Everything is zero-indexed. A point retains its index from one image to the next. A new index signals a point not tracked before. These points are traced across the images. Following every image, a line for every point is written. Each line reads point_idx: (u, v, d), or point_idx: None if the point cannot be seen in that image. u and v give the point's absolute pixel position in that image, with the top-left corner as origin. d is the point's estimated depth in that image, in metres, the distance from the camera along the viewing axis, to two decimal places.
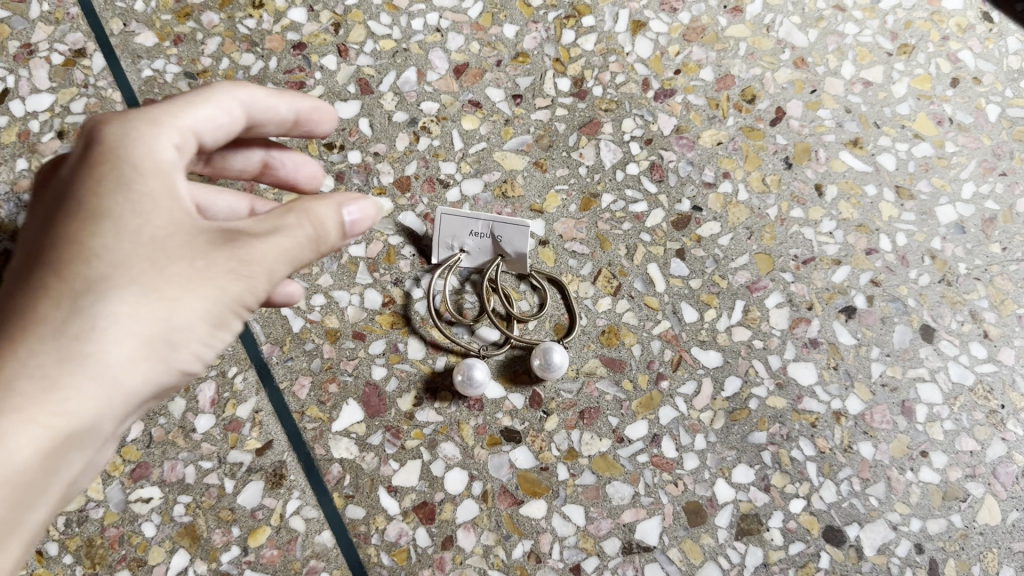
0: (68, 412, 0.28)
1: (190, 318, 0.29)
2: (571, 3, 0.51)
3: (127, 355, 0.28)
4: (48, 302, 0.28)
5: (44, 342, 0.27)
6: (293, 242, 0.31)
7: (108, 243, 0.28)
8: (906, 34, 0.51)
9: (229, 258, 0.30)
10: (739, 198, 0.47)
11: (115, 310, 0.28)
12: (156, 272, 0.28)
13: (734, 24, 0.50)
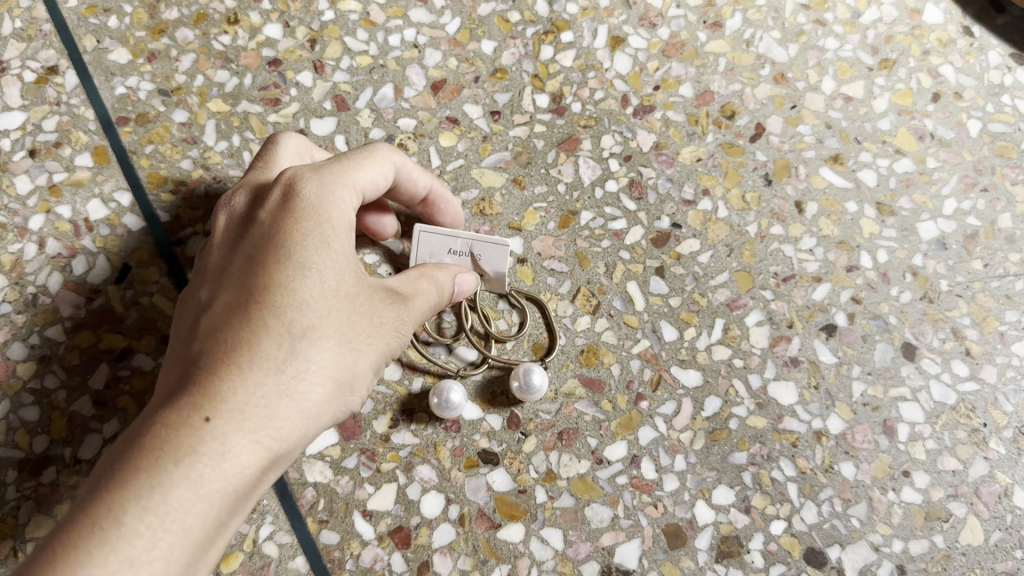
0: (282, 436, 0.32)
1: (371, 366, 0.35)
2: (550, 19, 0.50)
3: (325, 391, 0.34)
4: (269, 341, 0.33)
5: (268, 375, 0.32)
6: (429, 308, 0.38)
7: (315, 294, 0.34)
8: (886, 48, 0.51)
9: (396, 318, 0.36)
10: (719, 215, 0.46)
11: (323, 352, 0.33)
12: (348, 320, 0.34)
13: (713, 40, 0.50)
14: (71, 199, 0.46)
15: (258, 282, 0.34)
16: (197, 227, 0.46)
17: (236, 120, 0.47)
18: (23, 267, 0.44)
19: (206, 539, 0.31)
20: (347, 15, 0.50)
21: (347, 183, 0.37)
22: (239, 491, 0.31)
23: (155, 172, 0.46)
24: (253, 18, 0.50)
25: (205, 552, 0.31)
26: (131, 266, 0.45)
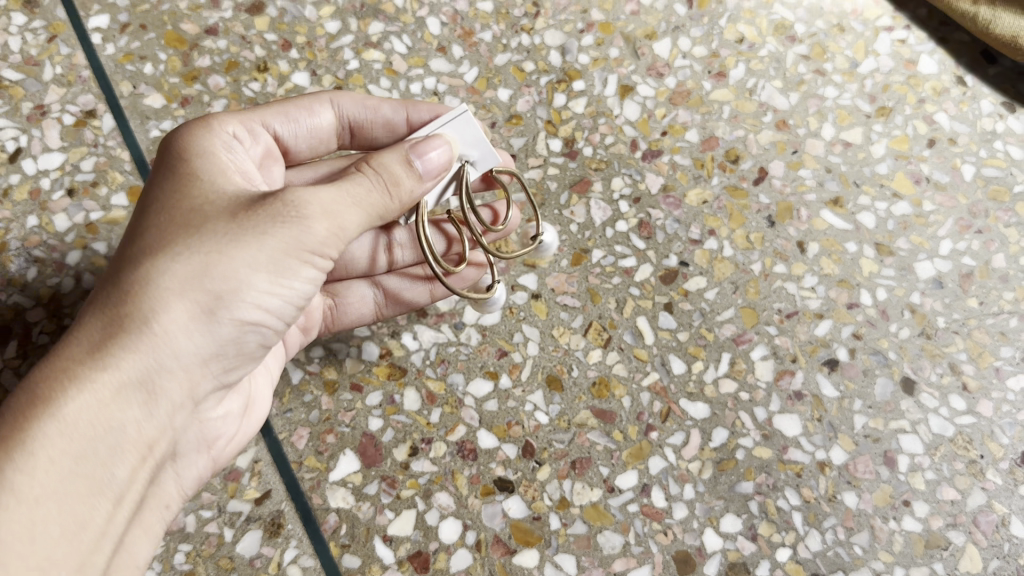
0: (114, 362, 0.35)
1: (240, 271, 0.36)
2: (562, 69, 0.53)
3: (172, 314, 0.35)
4: (104, 286, 0.36)
5: (97, 316, 0.35)
6: (358, 189, 0.38)
7: (148, 225, 0.37)
8: (883, 97, 0.54)
9: (264, 211, 0.36)
10: (724, 254, 0.49)
11: (156, 271, 0.35)
12: (184, 238, 0.36)
13: (718, 89, 0.53)
14: (107, 236, 0.48)
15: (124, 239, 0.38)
16: None
17: None
18: (61, 301, 0.46)
19: (53, 478, 0.33)
20: (371, 64, 0.53)
21: (209, 122, 0.41)
22: (73, 428, 0.34)
23: None
24: (282, 66, 0.53)
25: (63, 489, 0.34)
26: None
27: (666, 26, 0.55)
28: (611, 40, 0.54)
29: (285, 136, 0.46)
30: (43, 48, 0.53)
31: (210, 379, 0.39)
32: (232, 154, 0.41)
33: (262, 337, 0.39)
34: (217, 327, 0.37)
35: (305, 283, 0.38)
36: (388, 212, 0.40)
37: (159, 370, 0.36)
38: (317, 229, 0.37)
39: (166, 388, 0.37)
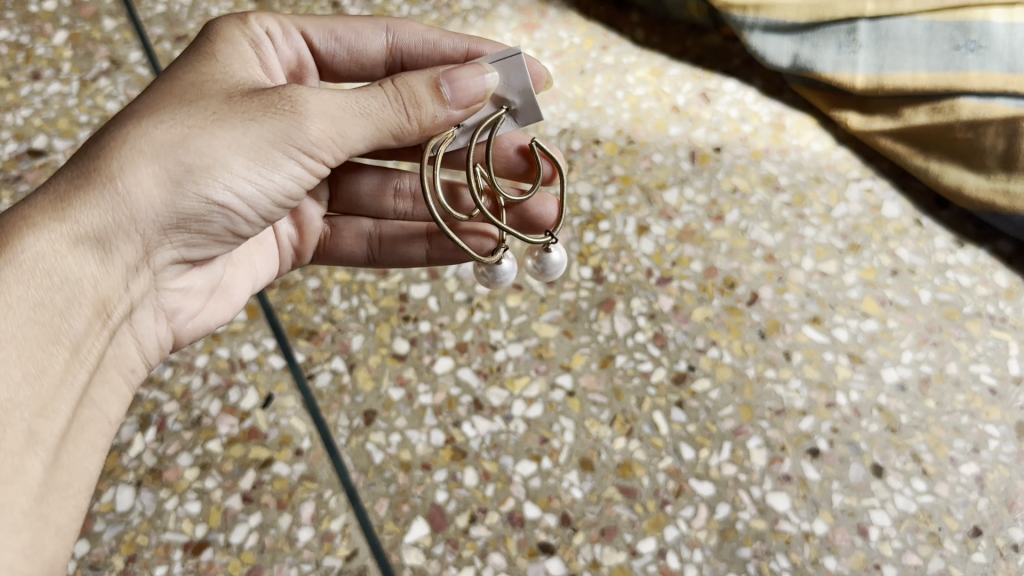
0: (80, 213, 0.45)
1: (217, 151, 0.47)
2: (591, 212, 0.66)
3: (141, 179, 0.46)
4: (99, 134, 0.47)
5: (82, 163, 0.46)
6: (371, 100, 0.48)
7: (153, 97, 0.48)
8: (854, 235, 0.66)
9: (251, 105, 0.48)
10: (725, 361, 0.60)
11: (145, 132, 0.46)
12: (175, 117, 0.47)
13: (717, 228, 0.66)
14: (229, 343, 0.60)
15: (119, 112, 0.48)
16: (324, 364, 0.59)
17: (355, 286, 0.62)
18: (190, 395, 0.58)
19: (13, 323, 0.43)
20: None
21: (248, 19, 0.56)
22: (43, 266, 0.44)
23: (293, 324, 0.61)
24: None
25: (25, 334, 0.43)
26: (274, 394, 0.58)
27: (675, 179, 0.68)
28: (630, 190, 0.67)
29: (341, 49, 0.61)
30: None
31: (169, 243, 0.50)
32: (258, 49, 0.55)
33: (223, 218, 0.50)
34: (181, 199, 0.47)
35: (280, 176, 0.49)
36: (407, 126, 0.50)
37: (116, 228, 0.46)
38: (304, 128, 0.48)
39: (121, 246, 0.47)
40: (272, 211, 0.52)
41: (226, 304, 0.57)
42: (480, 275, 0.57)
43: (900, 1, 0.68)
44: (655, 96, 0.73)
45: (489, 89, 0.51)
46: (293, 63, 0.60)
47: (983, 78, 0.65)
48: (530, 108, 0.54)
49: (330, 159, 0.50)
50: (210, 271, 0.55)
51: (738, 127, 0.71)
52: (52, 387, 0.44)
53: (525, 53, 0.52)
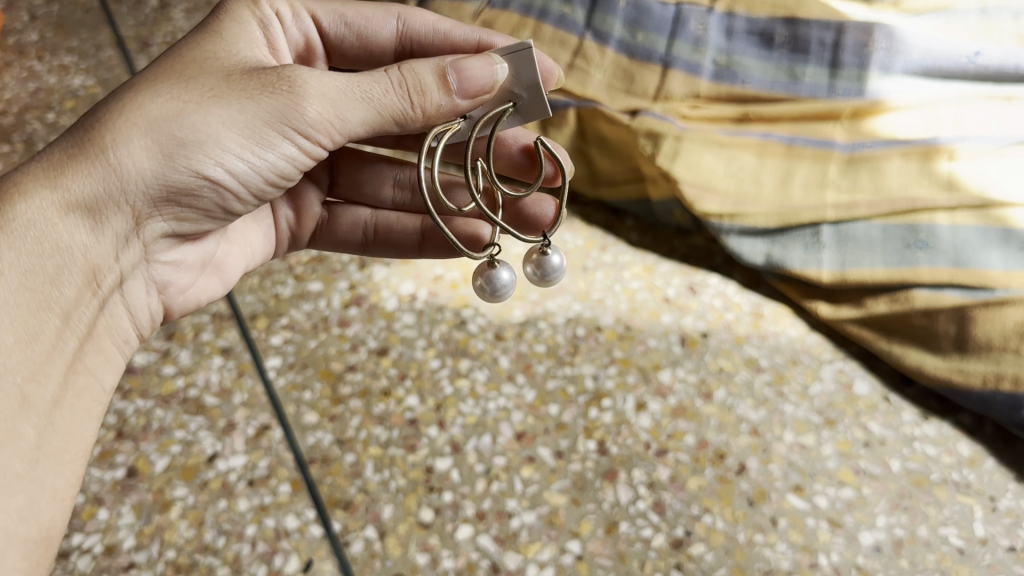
0: (75, 183, 0.55)
1: (210, 126, 0.56)
2: (595, 391, 0.75)
3: (133, 151, 0.55)
4: (101, 106, 0.57)
5: (78, 133, 0.56)
6: (373, 83, 0.58)
7: (153, 72, 0.58)
8: (829, 411, 0.74)
9: (243, 82, 0.57)
10: (718, 526, 0.67)
11: (141, 106, 0.56)
12: (172, 94, 0.56)
13: (707, 405, 0.75)
14: (275, 513, 0.67)
15: (121, 86, 0.58)
16: (358, 532, 0.67)
17: (387, 459, 0.71)
18: (240, 560, 0.64)
19: (8, 289, 0.53)
20: (460, 389, 0.75)
21: (260, 3, 0.67)
22: (36, 232, 0.54)
23: (332, 495, 0.69)
24: (399, 391, 0.75)
25: (19, 300, 0.53)
26: (313, 560, 0.65)
27: (667, 361, 0.78)
28: (628, 370, 0.77)
29: (353, 34, 0.75)
30: (234, 379, 0.75)
31: (156, 211, 0.60)
32: (265, 29, 0.67)
33: (207, 188, 0.60)
34: (171, 170, 0.57)
35: (268, 154, 0.59)
36: (403, 108, 0.59)
37: (107, 198, 0.56)
38: (300, 108, 0.57)
39: (110, 214, 0.57)
40: (259, 186, 0.62)
41: (217, 280, 0.72)
42: (480, 289, 0.66)
43: (856, 207, 0.79)
44: (649, 289, 0.84)
45: (496, 80, 0.61)
46: (304, 40, 0.73)
47: (932, 271, 0.75)
48: (537, 102, 0.64)
49: (323, 140, 0.59)
50: (200, 249, 0.69)
51: (721, 315, 0.82)
52: (43, 355, 0.54)
53: (535, 48, 0.62)
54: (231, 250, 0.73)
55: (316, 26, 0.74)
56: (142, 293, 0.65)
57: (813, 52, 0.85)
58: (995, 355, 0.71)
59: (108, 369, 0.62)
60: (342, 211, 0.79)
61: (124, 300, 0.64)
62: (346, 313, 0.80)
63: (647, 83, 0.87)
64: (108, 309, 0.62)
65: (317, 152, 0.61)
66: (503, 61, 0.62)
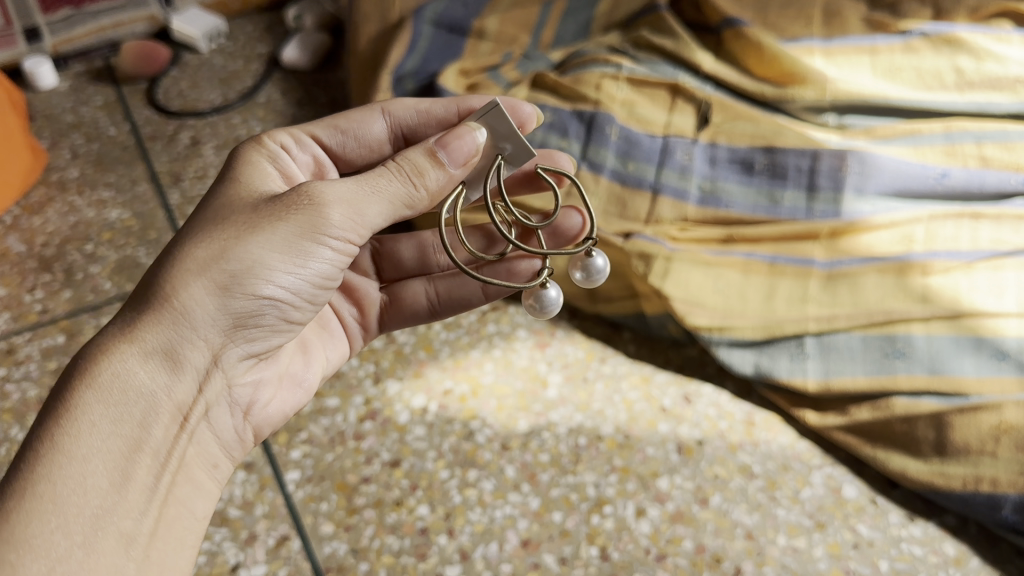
0: (145, 334, 0.62)
1: (254, 254, 0.63)
2: (596, 497, 0.81)
3: (194, 293, 0.62)
4: (156, 266, 0.65)
5: (144, 293, 0.63)
6: (385, 183, 0.66)
7: (196, 223, 0.66)
8: (819, 514, 0.80)
9: (274, 208, 0.64)
10: None
11: (194, 254, 0.63)
12: (214, 237, 0.63)
13: (703, 510, 0.80)
14: None
15: (171, 242, 0.65)
16: None
17: (399, 567, 0.76)
18: None
19: (96, 438, 0.58)
20: (468, 498, 0.80)
21: (263, 140, 0.75)
22: (122, 382, 0.60)
23: None
24: (411, 501, 0.80)
25: (106, 445, 0.58)
26: None
27: (665, 468, 0.83)
28: (628, 477, 0.82)
29: (352, 139, 0.81)
30: (256, 492, 0.80)
31: (225, 343, 0.66)
32: (276, 161, 0.74)
33: (270, 309, 0.66)
34: (232, 301, 0.64)
35: (314, 264, 0.66)
36: (411, 191, 0.67)
37: (176, 338, 0.63)
38: (323, 216, 0.64)
39: (187, 353, 0.64)
40: (311, 293, 0.68)
41: (293, 391, 0.76)
42: (532, 307, 0.77)
43: (837, 321, 0.84)
44: (646, 399, 0.89)
45: (479, 143, 0.69)
46: (311, 161, 0.80)
47: (910, 379, 0.80)
48: (518, 147, 0.71)
49: (352, 237, 0.66)
50: (278, 366, 0.74)
51: (716, 423, 0.87)
52: (135, 493, 0.59)
53: (501, 103, 0.70)
54: (306, 363, 0.78)
55: (319, 145, 0.81)
56: (228, 420, 0.70)
57: (791, 177, 0.92)
58: (973, 458, 0.76)
59: (198, 495, 0.66)
60: (400, 288, 0.83)
61: (213, 429, 0.68)
62: (361, 427, 0.85)
63: (639, 209, 0.94)
64: (198, 438, 0.67)
65: (351, 250, 0.68)
66: (481, 128, 0.70)
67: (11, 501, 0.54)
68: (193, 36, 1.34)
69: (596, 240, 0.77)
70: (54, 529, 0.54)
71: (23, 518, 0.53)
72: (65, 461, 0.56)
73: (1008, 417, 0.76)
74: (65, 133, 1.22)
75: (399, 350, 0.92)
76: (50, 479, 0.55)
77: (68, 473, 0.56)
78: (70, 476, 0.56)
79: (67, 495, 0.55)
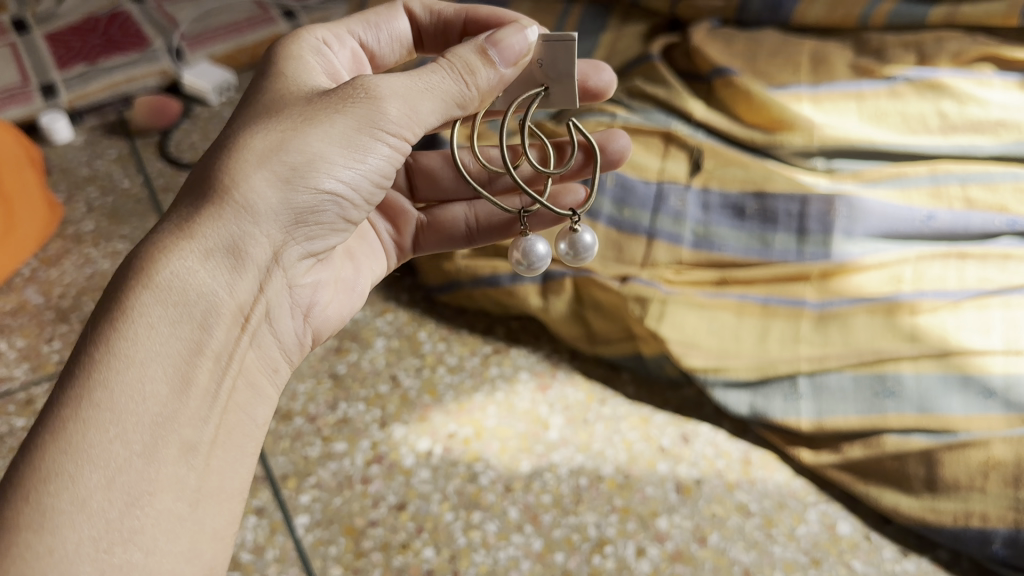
0: (203, 233, 0.65)
1: (314, 147, 0.67)
2: (597, 537, 0.83)
3: (256, 184, 0.66)
4: (210, 164, 0.68)
5: (200, 193, 0.67)
6: (437, 80, 0.69)
7: (247, 122, 0.69)
8: (815, 550, 0.83)
9: (327, 104, 0.68)
10: None
11: (251, 153, 0.66)
12: (271, 132, 0.67)
13: (701, 548, 0.82)
14: None
15: (224, 141, 0.69)
16: None
17: None
18: None
19: (155, 338, 0.61)
20: (473, 539, 0.83)
21: (304, 34, 0.79)
22: (182, 281, 0.63)
23: None
24: (417, 543, 0.82)
25: (167, 346, 0.61)
26: None
27: (664, 507, 0.85)
28: (628, 517, 0.84)
29: (389, 38, 0.87)
30: (266, 536, 0.83)
31: (282, 239, 0.70)
32: (320, 56, 0.78)
33: (326, 203, 0.70)
34: (293, 194, 0.67)
35: (370, 160, 0.69)
36: (460, 91, 0.70)
37: (235, 235, 0.66)
38: (379, 110, 0.67)
39: (248, 247, 0.67)
40: (367, 189, 0.72)
41: (348, 296, 0.82)
42: (518, 263, 0.80)
43: (828, 359, 0.87)
44: (645, 439, 0.91)
45: (528, 43, 0.74)
46: (354, 59, 0.84)
47: (899, 417, 0.82)
48: (566, 89, 0.80)
49: (408, 135, 0.69)
50: (328, 267, 0.79)
51: (713, 462, 0.89)
52: (197, 396, 0.62)
53: (574, 42, 0.77)
54: (358, 269, 0.84)
55: (359, 43, 0.85)
56: (288, 320, 0.75)
57: (782, 221, 0.95)
58: (962, 494, 0.79)
59: (257, 401, 0.70)
60: (439, 212, 0.89)
61: (274, 330, 0.73)
62: (368, 471, 0.88)
63: (635, 253, 0.97)
64: (257, 340, 0.71)
65: (405, 146, 0.71)
66: (530, 26, 0.74)
67: (68, 410, 0.56)
68: (204, 90, 1.38)
69: (582, 216, 0.81)
70: (113, 438, 0.56)
71: (80, 426, 0.56)
72: (123, 366, 0.58)
73: (995, 453, 0.78)
74: (81, 187, 1.27)
75: (404, 395, 0.95)
76: (107, 386, 0.57)
77: (126, 379, 0.58)
78: (127, 383, 0.58)
79: (126, 401, 0.58)
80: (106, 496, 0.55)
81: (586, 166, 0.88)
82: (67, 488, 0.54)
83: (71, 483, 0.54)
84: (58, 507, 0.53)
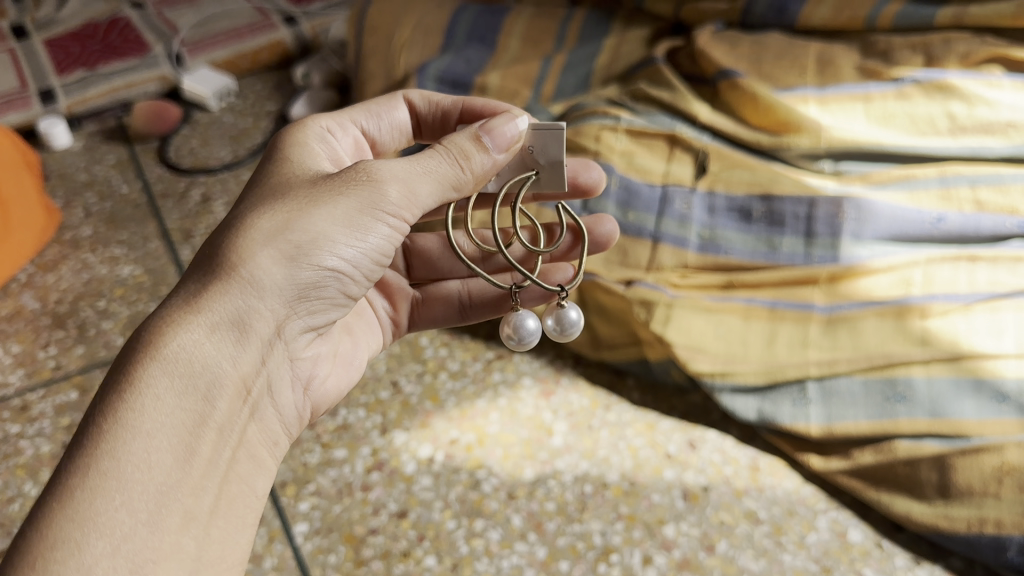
0: (211, 304, 0.64)
1: (319, 226, 0.65)
2: (603, 546, 0.81)
3: (261, 262, 0.65)
4: (219, 238, 0.67)
5: (209, 265, 0.65)
6: (434, 166, 0.68)
7: (255, 199, 0.68)
8: (825, 558, 0.81)
9: (333, 185, 0.67)
10: None
11: (259, 229, 0.65)
12: (278, 211, 0.66)
13: (709, 557, 0.81)
14: None
15: (231, 218, 0.68)
16: None
17: None
18: None
19: (162, 409, 0.59)
20: (475, 548, 0.81)
21: (309, 121, 0.77)
22: (188, 354, 0.62)
23: None
24: (418, 552, 0.81)
25: (174, 418, 0.59)
26: None
27: (671, 515, 0.83)
28: (634, 525, 0.83)
29: (389, 127, 0.85)
30: (264, 544, 0.81)
31: (286, 314, 0.68)
32: (324, 141, 0.77)
33: (329, 282, 0.68)
34: (297, 271, 0.66)
35: (372, 240, 0.68)
36: (454, 180, 0.69)
37: (241, 310, 0.65)
38: (382, 193, 0.66)
39: (253, 323, 0.65)
40: (370, 269, 0.70)
41: (346, 369, 0.80)
42: (508, 337, 0.78)
43: (837, 364, 0.85)
44: (651, 446, 0.89)
45: (519, 131, 0.73)
46: (354, 147, 0.82)
47: (911, 423, 0.81)
48: (555, 173, 0.79)
49: (407, 216, 0.68)
50: (326, 341, 0.77)
51: (720, 469, 0.87)
52: (199, 471, 0.60)
53: (563, 129, 0.76)
54: (355, 342, 0.82)
55: (360, 131, 0.83)
56: (289, 394, 0.73)
57: (789, 224, 0.94)
58: (976, 500, 0.77)
59: (259, 472, 0.68)
60: (433, 290, 0.87)
61: (275, 405, 0.71)
62: (368, 477, 0.86)
63: (640, 257, 0.95)
64: (260, 414, 0.69)
65: (405, 228, 0.70)
66: (521, 117, 0.74)
67: (75, 478, 0.55)
68: (203, 95, 1.37)
69: (570, 293, 0.79)
70: (118, 506, 0.55)
71: (88, 495, 0.54)
72: (129, 438, 0.57)
73: (1009, 458, 0.76)
74: (79, 192, 1.26)
75: (405, 401, 0.93)
76: (114, 456, 0.56)
77: (132, 450, 0.57)
78: (133, 454, 0.56)
79: (131, 472, 0.56)
80: (111, 563, 0.54)
81: (576, 244, 0.86)
82: (73, 556, 0.52)
83: (76, 550, 0.53)
84: (63, 573, 0.52)
